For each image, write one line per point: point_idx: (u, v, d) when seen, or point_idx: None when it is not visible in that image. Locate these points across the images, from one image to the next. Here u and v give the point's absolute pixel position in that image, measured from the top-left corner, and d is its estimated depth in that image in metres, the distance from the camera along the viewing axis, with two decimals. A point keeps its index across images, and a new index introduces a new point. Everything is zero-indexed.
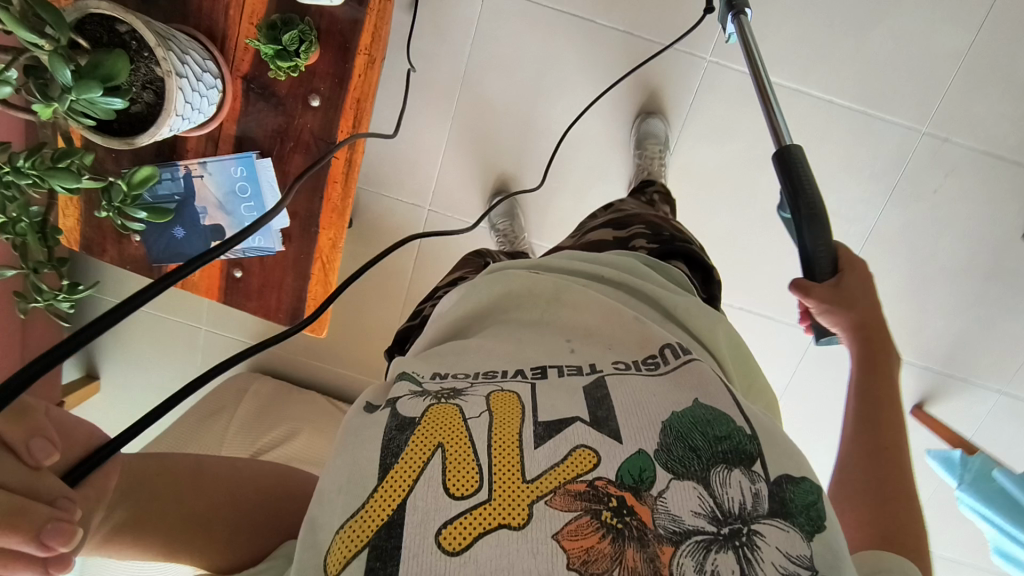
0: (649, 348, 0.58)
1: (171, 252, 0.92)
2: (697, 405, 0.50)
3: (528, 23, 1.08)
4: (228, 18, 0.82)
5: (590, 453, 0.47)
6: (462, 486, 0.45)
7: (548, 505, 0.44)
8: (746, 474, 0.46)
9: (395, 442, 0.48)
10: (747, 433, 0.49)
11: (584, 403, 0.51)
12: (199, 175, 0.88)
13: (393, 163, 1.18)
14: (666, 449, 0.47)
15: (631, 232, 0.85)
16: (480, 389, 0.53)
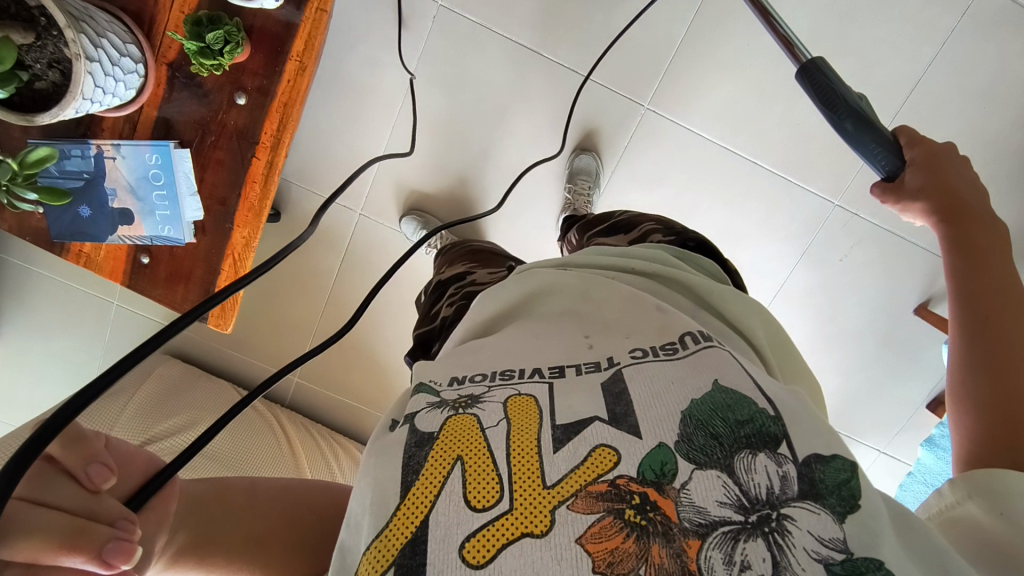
0: (669, 333, 0.48)
1: (75, 231, 0.88)
2: (715, 388, 0.41)
3: (478, 46, 1.09)
4: (158, 3, 0.80)
5: (609, 450, 0.38)
6: (482, 497, 0.37)
7: (572, 509, 0.35)
8: (772, 458, 0.37)
9: (414, 460, 0.40)
10: (770, 415, 0.40)
11: (600, 399, 0.42)
12: (110, 156, 0.85)
13: (329, 163, 1.17)
14: (687, 438, 0.39)
15: (643, 231, 0.77)
16: (498, 394, 0.44)
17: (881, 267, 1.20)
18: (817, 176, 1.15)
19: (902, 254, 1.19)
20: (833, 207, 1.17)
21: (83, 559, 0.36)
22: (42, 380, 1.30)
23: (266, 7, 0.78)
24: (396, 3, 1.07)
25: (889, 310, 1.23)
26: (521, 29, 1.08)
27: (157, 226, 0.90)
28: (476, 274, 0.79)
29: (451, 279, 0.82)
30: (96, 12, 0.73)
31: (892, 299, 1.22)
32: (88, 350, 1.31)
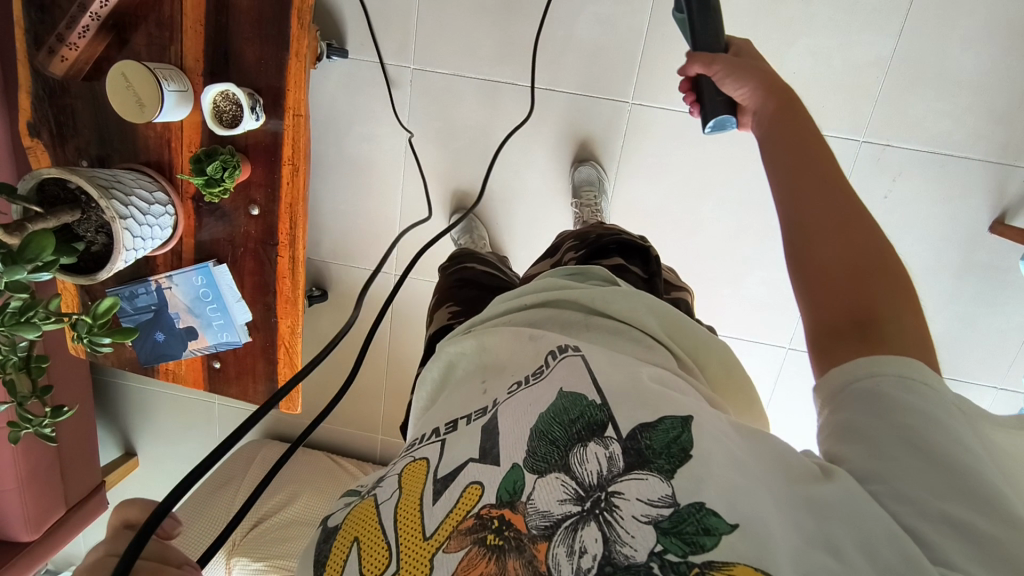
0: (538, 358, 0.55)
1: (158, 354, 1.03)
2: (559, 397, 0.49)
3: (457, 95, 1.15)
4: (172, 151, 0.93)
5: (475, 487, 0.45)
6: (374, 564, 0.43)
7: (447, 550, 0.42)
8: (601, 443, 0.46)
9: (320, 553, 0.46)
10: (598, 405, 0.48)
11: (475, 438, 0.49)
12: (168, 287, 0.99)
13: (355, 238, 1.27)
14: (533, 452, 0.46)
15: (561, 253, 0.85)
16: (398, 468, 0.51)
17: (934, 191, 1.09)
18: (832, 119, 1.08)
19: (955, 172, 1.08)
20: (860, 145, 1.09)
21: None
22: (176, 480, 1.50)
23: (250, 126, 0.88)
24: (374, 80, 1.15)
25: (958, 236, 1.11)
26: (492, 67, 1.13)
27: (217, 333, 1.02)
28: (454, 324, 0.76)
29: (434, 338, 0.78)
30: (122, 176, 0.87)
31: (957, 224, 1.10)
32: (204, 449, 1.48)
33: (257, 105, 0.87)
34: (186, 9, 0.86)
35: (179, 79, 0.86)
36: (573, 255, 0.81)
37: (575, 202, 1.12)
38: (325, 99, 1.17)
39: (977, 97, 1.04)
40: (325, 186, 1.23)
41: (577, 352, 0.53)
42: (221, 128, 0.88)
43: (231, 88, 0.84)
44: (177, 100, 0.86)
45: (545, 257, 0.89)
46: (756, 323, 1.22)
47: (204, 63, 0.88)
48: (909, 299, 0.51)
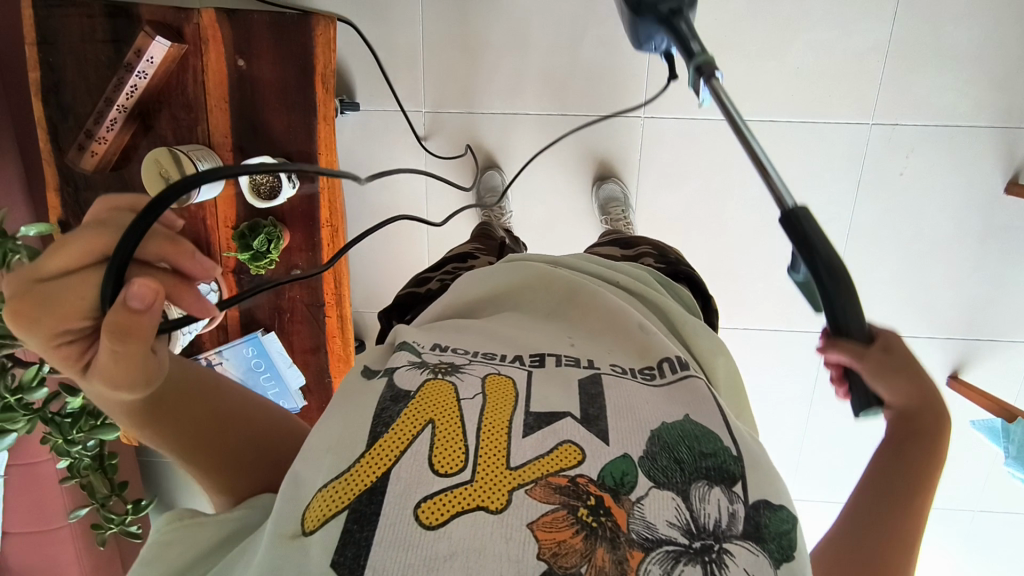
0: (650, 357, 0.58)
1: None
2: (687, 420, 0.50)
3: (472, 131, 1.16)
4: (207, 227, 0.92)
5: (574, 448, 0.47)
6: (446, 462, 0.45)
7: (530, 495, 0.43)
8: (725, 494, 0.46)
9: (388, 413, 0.49)
10: (733, 455, 0.49)
11: (575, 401, 0.51)
12: (218, 361, 0.99)
13: (385, 285, 1.27)
14: (652, 457, 0.47)
15: (639, 251, 0.87)
16: (479, 368, 0.54)
17: (947, 163, 1.13)
18: (840, 106, 1.11)
19: (965, 142, 1.11)
20: (870, 128, 1.12)
21: (183, 258, 0.42)
22: None
23: (288, 196, 0.89)
24: (388, 128, 1.16)
25: (976, 201, 1.14)
26: (504, 99, 1.14)
27: None
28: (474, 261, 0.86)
29: (452, 258, 0.89)
30: None
31: (974, 191, 1.14)
32: None
33: (293, 173, 0.88)
34: (211, 87, 0.87)
35: (211, 158, 0.86)
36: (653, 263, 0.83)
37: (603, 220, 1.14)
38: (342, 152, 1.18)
39: (976, 68, 1.08)
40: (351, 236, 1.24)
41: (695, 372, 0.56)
42: (260, 201, 0.88)
43: None
44: (212, 179, 0.87)
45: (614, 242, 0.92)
46: (791, 313, 1.24)
47: (232, 138, 0.89)
48: None
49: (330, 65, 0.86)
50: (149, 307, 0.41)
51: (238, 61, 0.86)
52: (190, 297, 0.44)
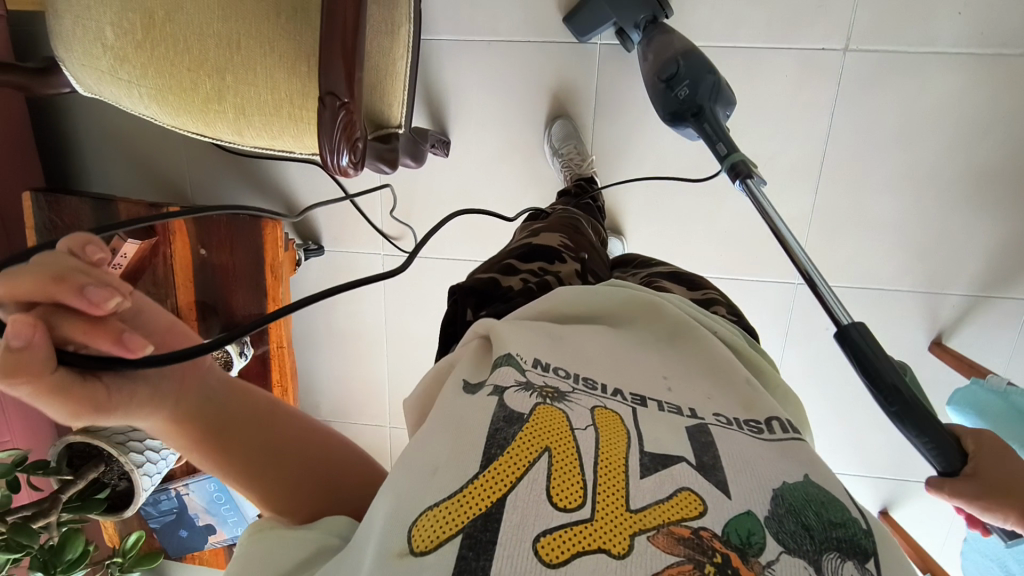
0: (756, 411, 0.46)
1: (185, 547, 1.16)
2: (808, 481, 0.38)
3: (427, 272, 1.27)
4: None
5: (692, 494, 0.35)
6: (566, 496, 0.35)
7: (651, 542, 0.33)
8: (860, 568, 0.33)
9: (501, 435, 0.38)
10: (864, 529, 0.36)
11: (687, 444, 0.40)
12: (186, 492, 1.11)
13: (348, 398, 1.40)
14: (777, 518, 0.35)
15: (708, 296, 0.67)
16: (584, 399, 0.42)
17: (873, 320, 1.17)
18: (768, 266, 1.17)
19: (890, 303, 1.16)
20: (797, 288, 1.18)
21: (67, 296, 0.36)
22: None
23: (239, 366, 0.99)
24: (350, 267, 1.28)
25: (904, 353, 1.18)
26: (454, 246, 1.24)
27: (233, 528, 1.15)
28: (563, 267, 0.69)
29: (538, 251, 0.71)
30: None
31: (900, 347, 1.18)
32: None
33: (244, 346, 0.99)
34: (177, 270, 1.00)
35: None
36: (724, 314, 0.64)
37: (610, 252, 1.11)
38: (308, 286, 1.29)
39: (897, 238, 1.13)
40: (320, 357, 1.37)
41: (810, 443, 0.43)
42: None
43: None
44: None
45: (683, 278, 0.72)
46: None
47: (196, 310, 1.01)
48: None
49: (280, 256, 0.99)
50: (29, 343, 0.35)
51: (200, 249, 0.99)
52: (105, 342, 0.37)
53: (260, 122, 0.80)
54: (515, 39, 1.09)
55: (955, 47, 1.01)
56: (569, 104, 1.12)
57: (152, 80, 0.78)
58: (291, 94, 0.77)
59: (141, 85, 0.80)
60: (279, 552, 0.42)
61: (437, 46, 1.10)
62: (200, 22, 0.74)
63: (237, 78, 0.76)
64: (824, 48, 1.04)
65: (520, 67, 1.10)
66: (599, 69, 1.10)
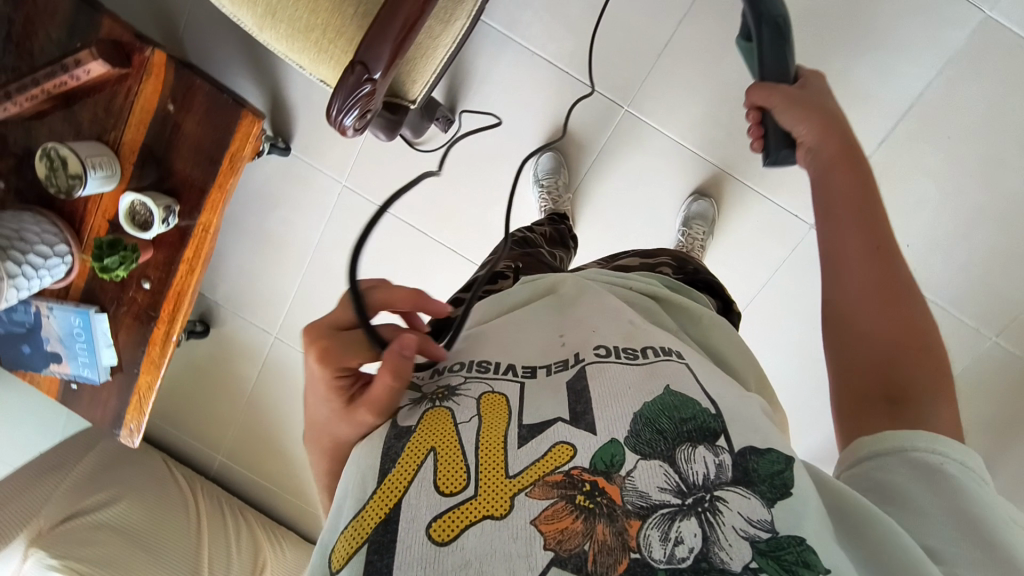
0: (635, 339, 0.51)
1: (19, 363, 1.13)
2: (666, 392, 0.45)
3: (374, 222, 1.28)
4: (87, 209, 1.01)
5: (567, 446, 0.41)
6: (450, 482, 0.40)
7: (530, 496, 0.39)
8: (710, 448, 0.41)
9: (394, 449, 0.43)
10: (713, 413, 0.44)
11: (563, 400, 0.45)
12: (46, 314, 1.07)
13: (247, 295, 1.40)
14: (635, 433, 0.42)
15: (658, 261, 0.81)
16: (474, 387, 0.46)
17: None
18: None
19: None
20: None
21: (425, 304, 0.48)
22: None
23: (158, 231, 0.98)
24: (309, 179, 1.27)
25: None
26: (411, 212, 1.26)
27: (79, 368, 1.11)
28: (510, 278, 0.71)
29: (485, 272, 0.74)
30: (27, 227, 0.95)
31: None
32: (46, 439, 1.54)
33: (170, 216, 0.98)
34: (136, 110, 0.96)
35: (107, 166, 0.95)
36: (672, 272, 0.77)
37: (681, 232, 1.14)
38: (263, 177, 1.28)
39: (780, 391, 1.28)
40: (236, 242, 1.35)
41: (680, 359, 0.49)
42: (133, 227, 0.98)
43: (147, 200, 0.95)
44: (100, 183, 0.95)
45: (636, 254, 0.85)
46: None
47: (138, 155, 0.98)
48: (939, 374, 0.49)
49: (245, 151, 0.98)
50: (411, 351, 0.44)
51: (168, 104, 0.96)
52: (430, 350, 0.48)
53: (286, 31, 0.79)
54: (558, 64, 1.13)
55: None
56: (567, 143, 1.17)
57: None
58: (328, 26, 0.76)
59: None
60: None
61: (485, 29, 1.12)
62: None
63: None
64: (795, 216, 1.16)
65: (548, 91, 1.15)
66: (612, 131, 1.16)
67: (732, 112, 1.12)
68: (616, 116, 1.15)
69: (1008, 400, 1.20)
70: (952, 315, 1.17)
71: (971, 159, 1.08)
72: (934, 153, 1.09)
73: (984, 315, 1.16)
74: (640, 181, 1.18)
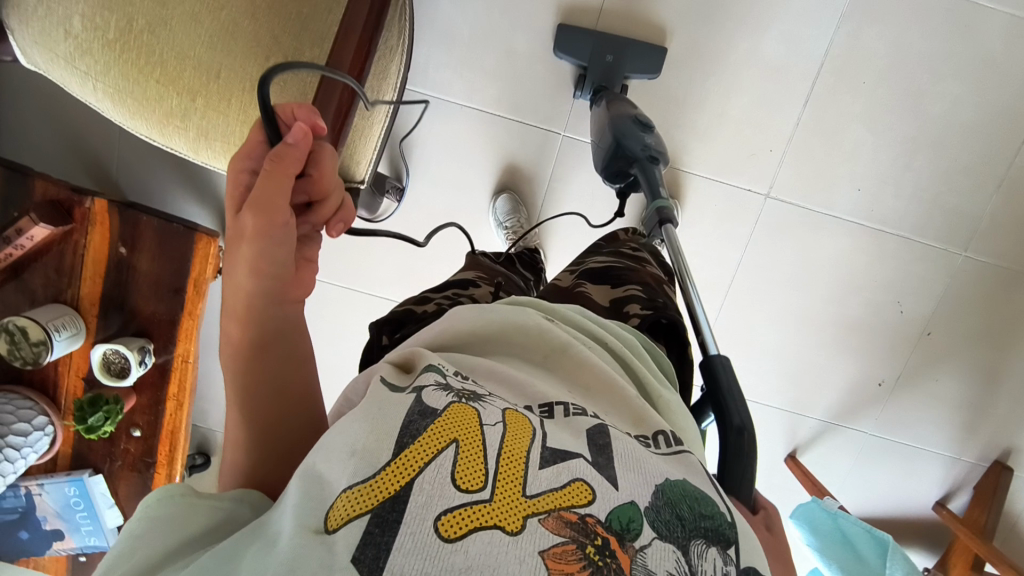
0: (644, 424, 0.46)
1: (18, 551, 1.05)
2: (687, 483, 0.40)
3: (350, 306, 1.27)
4: (58, 373, 0.98)
5: (584, 486, 0.37)
6: (469, 479, 0.36)
7: (542, 524, 0.34)
8: (720, 555, 0.36)
9: (414, 426, 0.38)
10: (728, 519, 0.39)
11: (585, 446, 0.40)
12: (37, 493, 1.01)
13: None
14: (655, 508, 0.37)
15: (627, 291, 0.71)
16: (499, 402, 0.42)
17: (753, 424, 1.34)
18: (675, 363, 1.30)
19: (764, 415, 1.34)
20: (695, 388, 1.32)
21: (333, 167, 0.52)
22: None
23: (135, 375, 0.95)
24: None
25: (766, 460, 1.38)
26: (384, 287, 1.25)
27: (84, 538, 1.04)
28: (477, 290, 0.71)
29: (452, 281, 0.73)
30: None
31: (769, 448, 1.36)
32: None
33: (145, 356, 0.95)
34: (87, 263, 0.95)
35: (71, 325, 0.92)
36: (638, 311, 0.67)
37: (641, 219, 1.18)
38: None
39: (781, 356, 1.30)
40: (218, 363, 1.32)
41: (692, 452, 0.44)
42: (110, 378, 0.95)
43: (120, 347, 0.93)
44: (66, 344, 0.93)
45: (601, 274, 0.76)
46: None
47: (99, 306, 0.96)
48: None
49: (206, 275, 0.97)
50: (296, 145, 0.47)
51: (120, 248, 0.95)
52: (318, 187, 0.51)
53: (221, 147, 0.81)
54: (487, 110, 1.16)
55: (850, 217, 1.21)
56: (516, 182, 1.19)
57: (112, 77, 0.75)
58: None
59: (98, 79, 0.76)
60: (189, 518, 0.41)
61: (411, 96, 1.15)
62: (181, 41, 0.72)
63: (208, 104, 0.76)
64: (749, 190, 1.20)
65: (484, 137, 1.17)
66: (555, 158, 1.18)
67: (660, 113, 1.17)
68: (554, 143, 1.17)
69: (993, 306, 1.24)
70: (919, 243, 1.21)
71: (892, 98, 1.14)
72: (857, 101, 1.15)
73: (946, 235, 1.21)
74: (596, 198, 1.20)
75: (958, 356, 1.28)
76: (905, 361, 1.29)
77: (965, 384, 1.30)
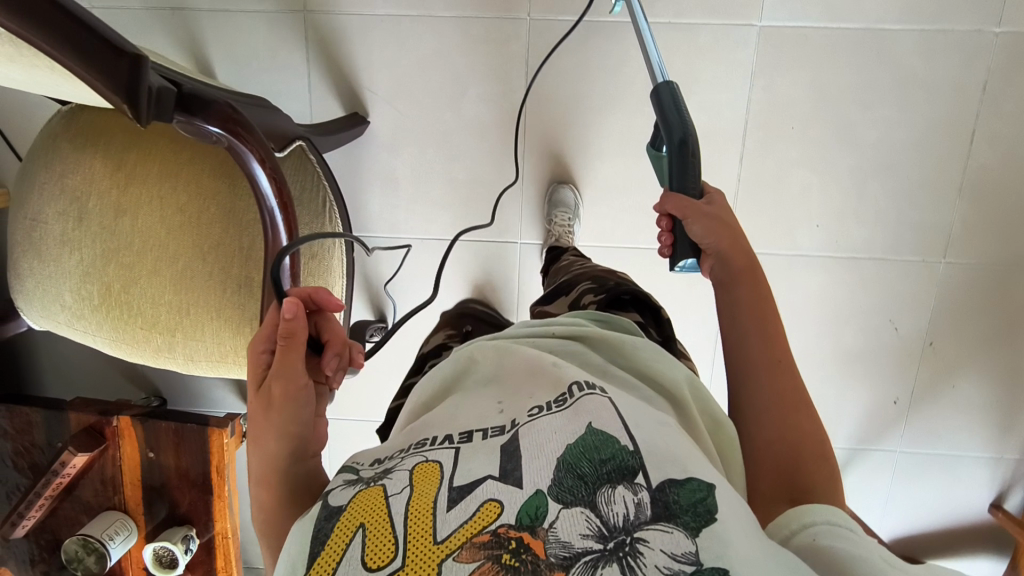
0: (561, 384, 0.52)
1: None
2: (589, 430, 0.46)
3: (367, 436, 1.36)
4: (123, 567, 1.10)
5: (494, 504, 0.42)
6: (377, 557, 0.41)
7: (456, 560, 0.39)
8: (629, 487, 0.43)
9: (322, 532, 0.44)
10: (630, 450, 0.45)
11: (494, 457, 0.46)
12: None
13: None
14: (558, 480, 0.43)
15: (579, 292, 0.81)
16: (409, 460, 0.47)
17: None
18: None
19: None
20: None
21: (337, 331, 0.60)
22: None
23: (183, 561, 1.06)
24: None
25: None
26: None
27: None
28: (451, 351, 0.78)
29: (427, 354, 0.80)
30: None
31: None
32: None
33: (189, 542, 1.06)
34: (126, 469, 1.07)
35: (123, 529, 1.04)
36: (593, 299, 0.77)
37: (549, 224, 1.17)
38: None
39: None
40: None
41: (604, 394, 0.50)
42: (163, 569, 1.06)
43: (166, 542, 1.04)
44: (123, 545, 1.05)
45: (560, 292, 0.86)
46: None
47: (143, 501, 1.08)
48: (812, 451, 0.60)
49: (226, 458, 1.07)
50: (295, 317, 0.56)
51: (149, 452, 1.06)
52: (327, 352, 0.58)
53: (206, 364, 0.89)
54: (449, 236, 1.24)
55: (818, 253, 1.21)
56: (489, 294, 1.26)
57: (105, 331, 0.86)
58: (233, 350, 0.86)
59: (96, 333, 0.87)
60: None
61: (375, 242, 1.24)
62: (155, 293, 0.83)
63: (186, 336, 0.86)
64: None
65: (450, 262, 1.25)
66: (518, 264, 1.25)
67: (609, 199, 1.21)
68: (514, 253, 1.24)
69: (996, 299, 1.21)
70: (897, 261, 1.21)
71: (826, 134, 1.16)
72: (793, 147, 1.17)
73: (920, 247, 1.20)
74: None
75: (972, 359, 1.25)
76: (914, 377, 1.27)
77: (986, 387, 1.26)
